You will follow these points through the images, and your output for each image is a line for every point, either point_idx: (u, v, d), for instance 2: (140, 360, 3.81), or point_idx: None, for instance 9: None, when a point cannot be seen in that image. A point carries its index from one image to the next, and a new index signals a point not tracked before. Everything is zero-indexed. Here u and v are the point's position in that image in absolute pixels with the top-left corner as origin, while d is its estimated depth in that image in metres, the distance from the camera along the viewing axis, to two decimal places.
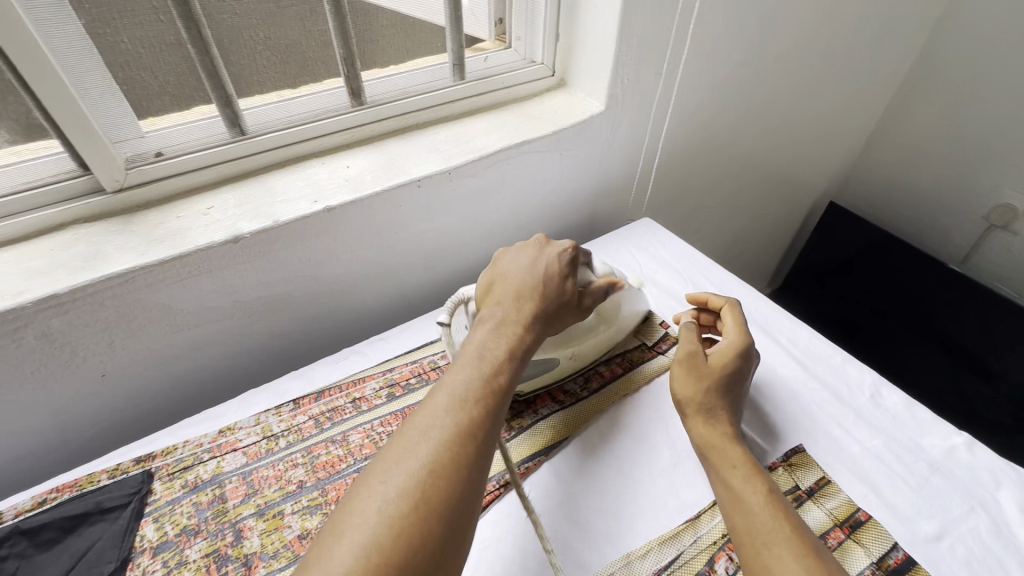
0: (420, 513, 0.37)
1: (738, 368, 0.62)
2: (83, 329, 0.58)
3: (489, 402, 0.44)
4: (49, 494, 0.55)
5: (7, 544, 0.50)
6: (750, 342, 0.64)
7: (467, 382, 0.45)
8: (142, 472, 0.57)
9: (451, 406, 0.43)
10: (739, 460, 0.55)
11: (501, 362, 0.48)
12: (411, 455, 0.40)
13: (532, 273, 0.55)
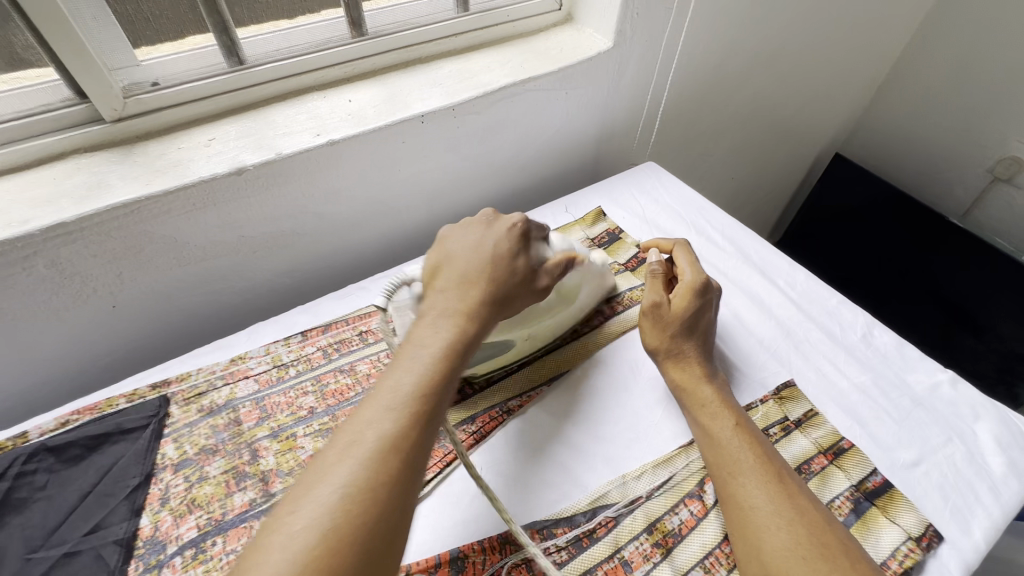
0: (334, 545, 0.33)
1: (701, 306, 0.63)
2: (93, 260, 0.59)
3: (415, 413, 0.41)
4: (71, 416, 0.58)
5: (35, 459, 0.53)
6: (706, 279, 0.65)
7: (396, 389, 0.42)
8: (159, 397, 0.59)
9: (373, 421, 0.40)
10: (709, 397, 0.57)
11: (436, 363, 0.44)
12: (329, 478, 0.37)
13: (477, 256, 0.52)
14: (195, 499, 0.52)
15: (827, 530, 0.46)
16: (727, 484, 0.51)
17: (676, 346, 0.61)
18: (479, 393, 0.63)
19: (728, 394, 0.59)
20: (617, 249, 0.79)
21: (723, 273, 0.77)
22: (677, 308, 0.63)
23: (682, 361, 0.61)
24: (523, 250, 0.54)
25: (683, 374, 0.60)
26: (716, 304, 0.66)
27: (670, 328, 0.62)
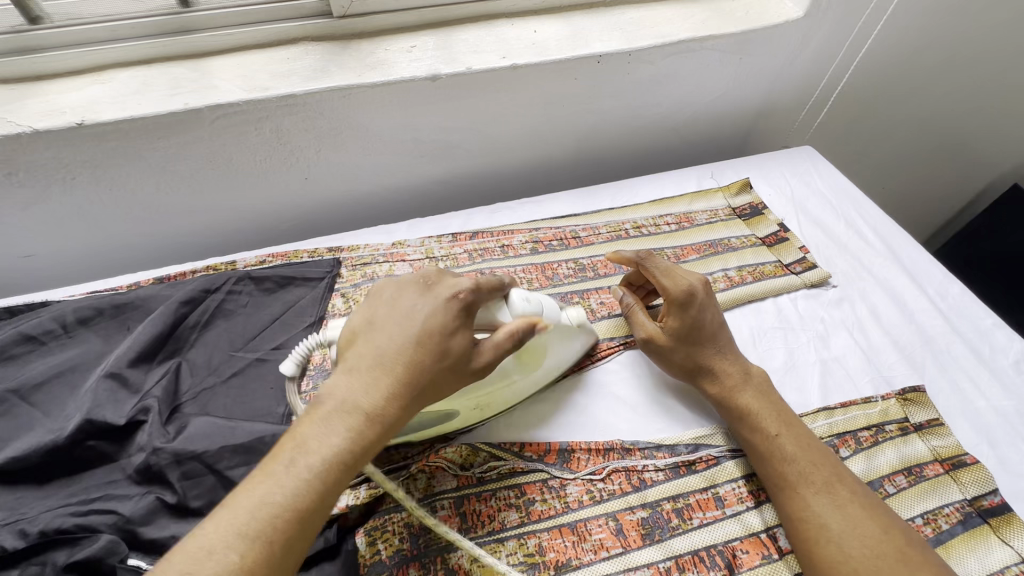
0: None
1: (690, 319, 0.58)
2: (305, 134, 0.70)
3: (272, 544, 0.35)
4: (268, 257, 0.70)
5: (240, 283, 0.64)
6: (682, 287, 0.58)
7: (253, 514, 0.35)
8: (332, 259, 0.69)
9: (218, 546, 0.34)
10: (751, 401, 0.55)
11: (315, 479, 0.37)
12: None
13: (403, 337, 0.43)
14: None
15: (883, 538, 0.46)
16: (779, 492, 0.50)
17: (692, 370, 0.57)
18: (599, 322, 0.66)
19: (772, 395, 0.56)
20: (758, 223, 0.78)
21: (867, 268, 0.74)
22: (675, 326, 0.58)
23: (703, 380, 0.57)
24: (461, 327, 0.45)
25: (720, 386, 0.56)
26: (712, 309, 0.59)
27: (678, 354, 0.58)
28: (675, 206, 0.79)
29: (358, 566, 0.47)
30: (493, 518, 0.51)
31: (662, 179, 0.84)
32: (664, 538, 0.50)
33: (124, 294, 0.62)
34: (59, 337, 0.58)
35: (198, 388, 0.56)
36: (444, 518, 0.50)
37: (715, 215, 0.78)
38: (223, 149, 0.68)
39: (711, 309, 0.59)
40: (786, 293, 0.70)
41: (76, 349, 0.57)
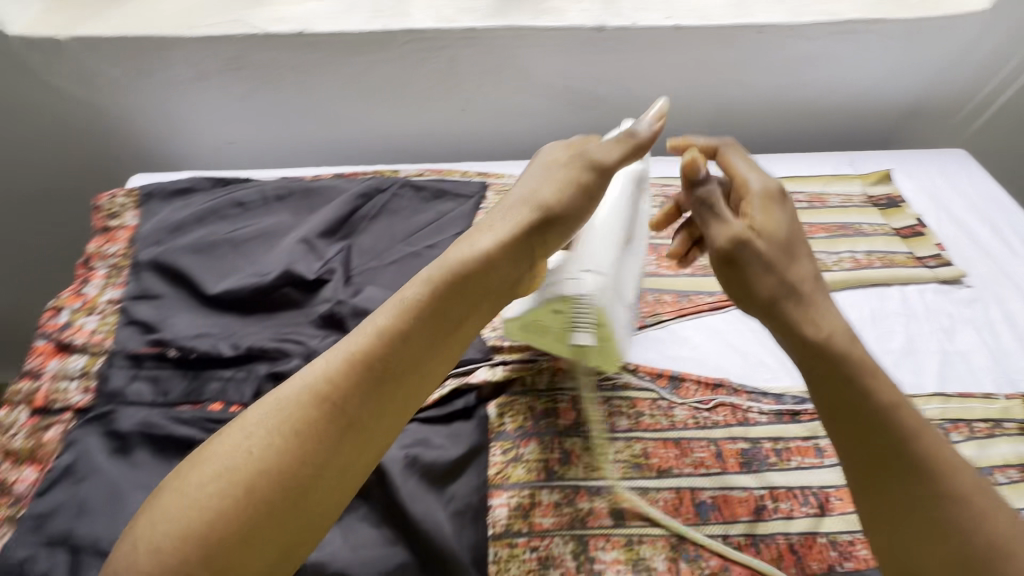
0: (227, 509, 0.35)
1: (770, 221, 0.46)
2: (474, 68, 0.77)
3: (325, 400, 0.39)
4: (426, 172, 0.77)
5: (403, 189, 0.73)
6: (749, 175, 0.49)
7: (305, 372, 0.41)
8: (480, 184, 0.75)
9: (283, 398, 0.40)
10: (851, 380, 0.41)
11: (363, 350, 0.41)
12: (225, 452, 0.38)
13: (541, 184, 0.50)
14: None
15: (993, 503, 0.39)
16: (861, 480, 0.40)
17: (773, 297, 0.43)
18: (719, 276, 0.69)
19: (883, 380, 0.41)
20: (894, 214, 0.77)
21: (1008, 274, 0.71)
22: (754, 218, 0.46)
23: (793, 324, 0.42)
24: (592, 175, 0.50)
25: (810, 353, 0.42)
26: (786, 215, 0.47)
27: (760, 268, 0.44)
28: (808, 185, 0.80)
29: (488, 429, 0.55)
30: (605, 420, 0.56)
31: (798, 159, 0.84)
32: (761, 470, 0.54)
33: (309, 183, 0.73)
34: (260, 206, 0.70)
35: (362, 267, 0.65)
36: (563, 409, 0.57)
37: (849, 200, 0.78)
38: (404, 71, 0.76)
39: (785, 212, 0.47)
40: (914, 284, 0.70)
41: (272, 218, 0.69)
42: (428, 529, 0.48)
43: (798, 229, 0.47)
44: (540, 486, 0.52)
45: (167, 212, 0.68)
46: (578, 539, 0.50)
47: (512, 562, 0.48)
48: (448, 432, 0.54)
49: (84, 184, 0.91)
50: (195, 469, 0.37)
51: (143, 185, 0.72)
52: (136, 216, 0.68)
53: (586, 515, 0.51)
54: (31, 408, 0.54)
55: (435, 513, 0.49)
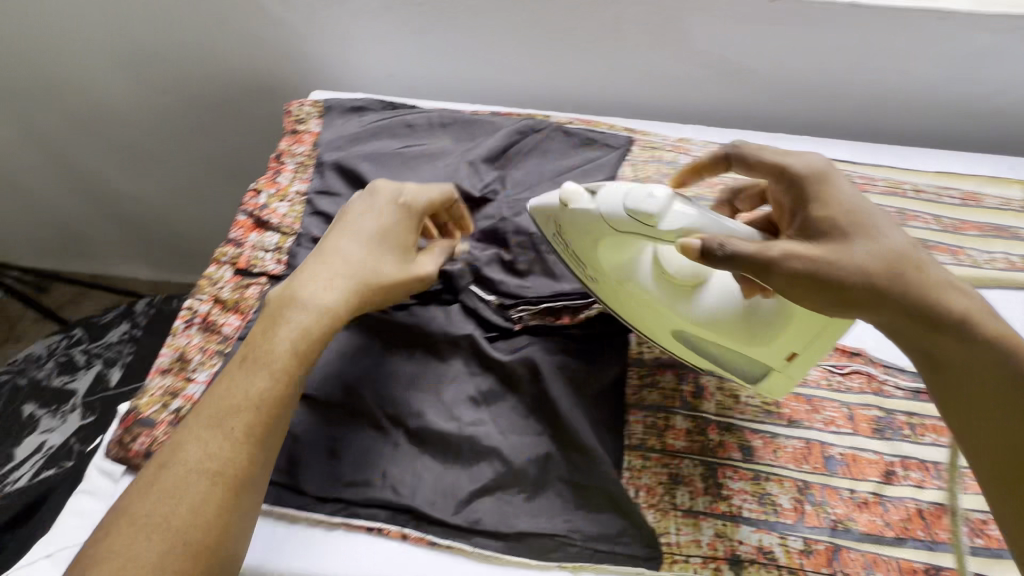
0: (219, 479, 0.42)
1: (830, 213, 0.44)
2: (637, 26, 0.79)
3: (293, 366, 0.46)
4: (575, 120, 0.81)
5: (555, 132, 0.77)
6: (794, 166, 0.48)
7: (278, 345, 0.46)
8: (627, 137, 0.78)
9: (252, 372, 0.45)
10: (982, 348, 0.41)
11: (308, 312, 0.48)
12: (206, 434, 0.43)
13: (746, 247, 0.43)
14: None
15: None
16: (1009, 491, 0.42)
17: (892, 284, 0.41)
18: None
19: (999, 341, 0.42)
20: None
21: None
22: (819, 215, 0.45)
23: (931, 318, 0.42)
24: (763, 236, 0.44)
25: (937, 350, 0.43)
26: (847, 189, 0.45)
27: (853, 268, 0.41)
28: (963, 183, 0.77)
29: (627, 354, 0.58)
30: None
31: (954, 156, 0.81)
32: (894, 438, 0.55)
33: (468, 116, 0.79)
34: (426, 130, 0.76)
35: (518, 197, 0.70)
36: None
37: (1008, 203, 0.75)
38: (568, 22, 0.79)
39: (843, 184, 0.46)
40: None
41: (437, 142, 0.75)
42: (573, 426, 0.52)
43: (863, 200, 0.45)
44: (674, 411, 0.55)
45: (346, 125, 0.76)
46: (707, 465, 0.52)
47: (645, 472, 0.52)
48: (591, 349, 0.58)
49: (250, 100, 1.00)
50: (167, 469, 0.41)
51: (324, 99, 0.80)
52: (319, 125, 0.76)
53: (716, 446, 0.54)
54: (235, 268, 0.62)
55: (579, 415, 0.53)
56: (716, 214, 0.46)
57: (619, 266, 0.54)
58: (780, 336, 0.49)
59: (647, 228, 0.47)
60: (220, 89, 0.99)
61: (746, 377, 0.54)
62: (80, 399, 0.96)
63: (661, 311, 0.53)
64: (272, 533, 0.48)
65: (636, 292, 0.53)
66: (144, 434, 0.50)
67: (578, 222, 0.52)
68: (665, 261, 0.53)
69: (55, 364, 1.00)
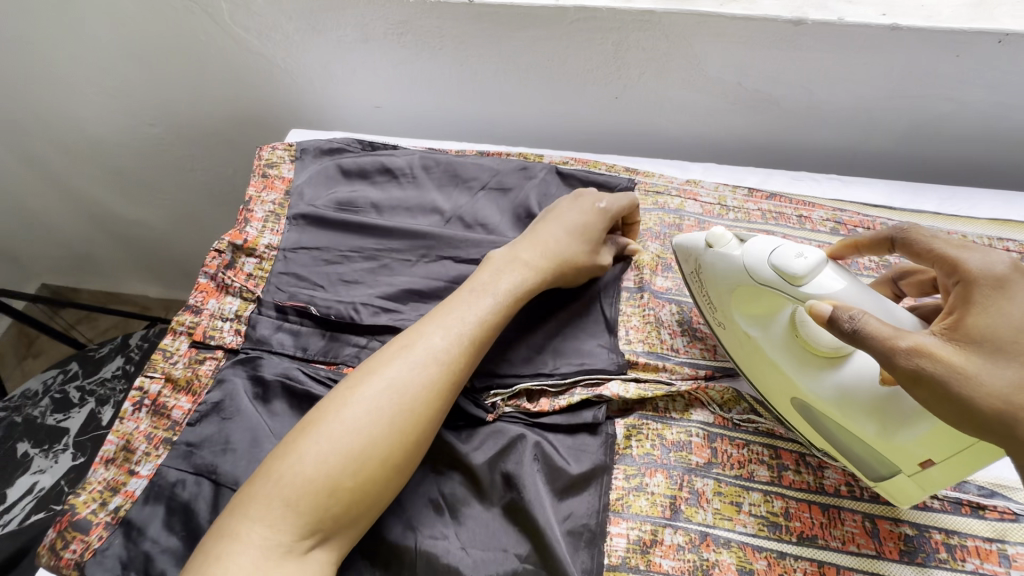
0: (371, 460, 0.43)
1: (990, 322, 0.38)
2: (640, 53, 0.70)
3: (459, 365, 0.48)
4: (570, 160, 0.74)
5: (547, 175, 0.70)
6: (962, 257, 0.42)
7: (450, 336, 0.48)
8: (628, 178, 0.71)
9: (424, 358, 0.47)
10: None
11: (480, 312, 0.50)
12: (372, 405, 0.44)
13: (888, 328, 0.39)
14: (637, 260, 0.64)
15: None
16: None
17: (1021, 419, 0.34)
18: None
19: None
20: None
21: None
22: (971, 320, 0.38)
23: None
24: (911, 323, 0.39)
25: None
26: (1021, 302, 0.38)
27: (980, 387, 0.36)
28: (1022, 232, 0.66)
29: (613, 449, 0.51)
30: (743, 466, 0.51)
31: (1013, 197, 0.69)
32: (927, 564, 0.46)
33: (452, 158, 0.72)
34: (406, 175, 0.70)
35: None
36: (696, 445, 0.52)
37: None
38: (563, 52, 0.72)
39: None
40: None
41: (418, 189, 0.69)
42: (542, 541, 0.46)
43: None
44: (664, 523, 0.48)
45: (321, 170, 0.70)
46: None
47: None
48: (568, 441, 0.52)
49: (237, 131, 0.96)
50: (329, 421, 0.44)
51: (299, 140, 0.75)
52: (292, 170, 0.71)
53: (711, 568, 0.46)
54: (191, 340, 0.59)
55: (552, 526, 0.46)
56: (869, 292, 0.44)
57: (756, 317, 0.51)
58: (919, 440, 0.42)
59: (790, 286, 0.45)
60: (207, 121, 0.96)
61: (867, 471, 0.47)
62: (72, 439, 0.95)
63: (783, 375, 0.49)
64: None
65: (760, 344, 0.50)
66: (77, 540, 0.47)
67: (717, 269, 0.52)
68: (804, 325, 0.47)
69: (49, 401, 1.00)
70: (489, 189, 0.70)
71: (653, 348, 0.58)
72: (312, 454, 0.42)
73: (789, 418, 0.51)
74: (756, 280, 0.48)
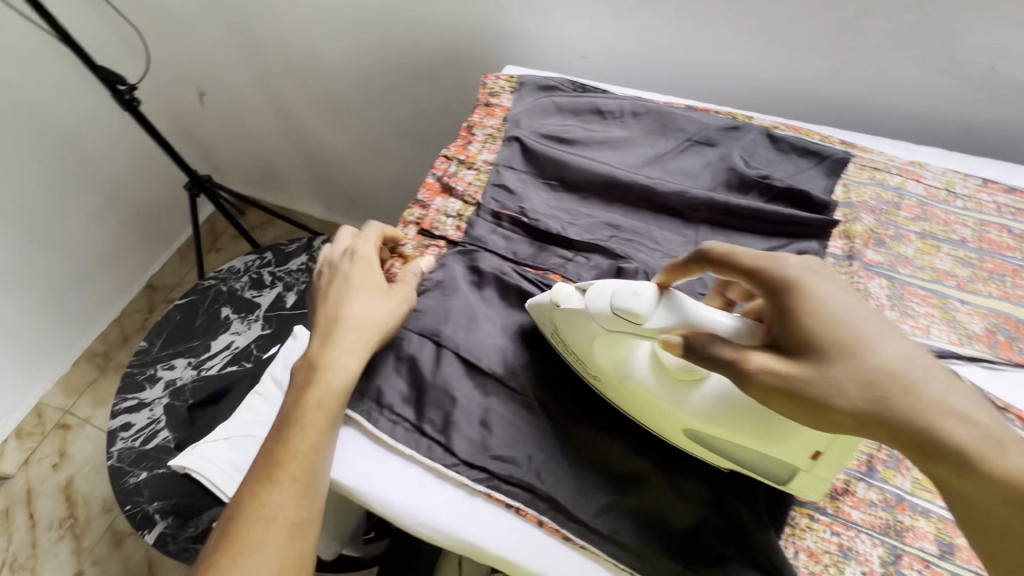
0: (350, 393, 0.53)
1: (818, 325, 0.39)
2: (884, 23, 0.68)
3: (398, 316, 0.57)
4: (780, 126, 0.72)
5: (758, 135, 0.70)
6: (765, 268, 0.42)
7: (389, 301, 0.57)
8: (846, 150, 0.68)
9: (377, 320, 0.55)
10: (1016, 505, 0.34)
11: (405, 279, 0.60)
12: (349, 362, 0.53)
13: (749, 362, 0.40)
14: (848, 230, 0.63)
15: None
16: None
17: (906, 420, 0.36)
18: None
19: None
20: None
21: None
22: (795, 329, 0.40)
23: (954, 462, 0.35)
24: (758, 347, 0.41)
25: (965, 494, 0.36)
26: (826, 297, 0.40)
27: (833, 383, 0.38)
28: None
29: None
30: None
31: None
32: None
33: (661, 107, 0.74)
34: (616, 117, 0.74)
35: (703, 206, 0.65)
36: None
37: None
38: (795, 15, 0.71)
39: (829, 285, 0.41)
40: None
41: (627, 132, 0.72)
42: (700, 460, 0.50)
43: (839, 304, 0.40)
44: (856, 477, 0.49)
45: (537, 102, 0.76)
46: (889, 548, 0.46)
47: (809, 533, 0.47)
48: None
49: (440, 68, 1.05)
50: (325, 383, 0.51)
51: (518, 74, 0.81)
52: (511, 100, 0.78)
53: (903, 530, 0.47)
54: (419, 228, 0.67)
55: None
56: (692, 311, 0.46)
57: (612, 360, 0.50)
58: (796, 437, 0.43)
59: (634, 325, 0.47)
60: (416, 55, 1.05)
61: (767, 474, 0.47)
62: (263, 312, 1.12)
63: (665, 410, 0.48)
64: (421, 481, 0.51)
65: (639, 391, 0.49)
66: None
67: (569, 321, 0.51)
68: (662, 358, 0.48)
69: (248, 279, 1.17)
70: (696, 141, 0.71)
71: None
72: (332, 403, 0.51)
73: (689, 450, 0.50)
74: (603, 326, 0.49)
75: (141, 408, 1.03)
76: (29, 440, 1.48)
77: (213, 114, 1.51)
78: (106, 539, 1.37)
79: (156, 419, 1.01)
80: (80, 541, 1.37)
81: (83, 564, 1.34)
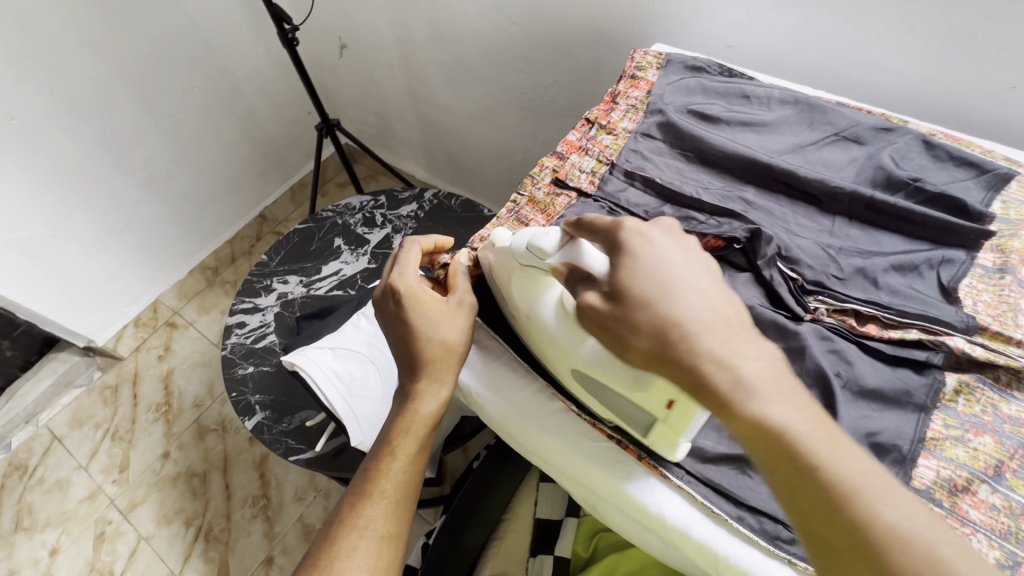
0: (421, 447, 0.56)
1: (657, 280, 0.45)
2: None
3: (458, 364, 0.57)
4: (938, 134, 0.70)
5: (913, 139, 0.68)
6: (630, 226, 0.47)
7: (445, 355, 0.56)
8: (1009, 167, 0.65)
9: (442, 377, 0.56)
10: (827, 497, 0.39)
11: (457, 317, 0.57)
12: (414, 427, 0.55)
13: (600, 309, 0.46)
14: (1002, 244, 0.59)
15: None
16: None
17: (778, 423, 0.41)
18: None
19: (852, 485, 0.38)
20: None
21: None
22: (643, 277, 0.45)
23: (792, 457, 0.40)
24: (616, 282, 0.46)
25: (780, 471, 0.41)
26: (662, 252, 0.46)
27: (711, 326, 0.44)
28: None
29: (937, 396, 0.53)
30: None
31: None
32: None
33: (813, 100, 0.73)
34: (763, 103, 0.74)
35: (845, 197, 0.64)
36: None
37: None
38: (983, 20, 0.68)
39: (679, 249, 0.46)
40: None
41: (772, 118, 0.72)
42: None
43: (670, 262, 0.46)
44: (980, 478, 0.49)
45: (683, 80, 0.78)
46: (1007, 552, 0.46)
47: None
48: (874, 365, 0.55)
49: (579, 44, 1.08)
50: (394, 452, 0.55)
51: (667, 52, 0.83)
52: (657, 75, 0.80)
53: None
54: (554, 176, 0.72)
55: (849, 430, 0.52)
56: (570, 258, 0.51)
57: (527, 300, 0.55)
58: (654, 384, 0.47)
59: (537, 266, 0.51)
60: (557, 29, 1.09)
61: (636, 425, 0.52)
62: (371, 248, 1.21)
63: (562, 350, 0.53)
64: (535, 399, 0.58)
65: (541, 329, 0.54)
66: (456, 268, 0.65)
67: (502, 261, 0.56)
68: (564, 302, 0.53)
69: (362, 216, 1.25)
70: (844, 136, 0.70)
71: (1004, 327, 0.55)
72: (402, 467, 0.55)
73: (576, 392, 0.56)
74: (519, 263, 0.53)
75: (255, 312, 1.14)
76: (143, 330, 1.67)
77: (348, 65, 1.61)
78: (192, 429, 1.51)
79: (266, 323, 1.13)
80: (170, 427, 1.52)
81: (170, 447, 1.49)
